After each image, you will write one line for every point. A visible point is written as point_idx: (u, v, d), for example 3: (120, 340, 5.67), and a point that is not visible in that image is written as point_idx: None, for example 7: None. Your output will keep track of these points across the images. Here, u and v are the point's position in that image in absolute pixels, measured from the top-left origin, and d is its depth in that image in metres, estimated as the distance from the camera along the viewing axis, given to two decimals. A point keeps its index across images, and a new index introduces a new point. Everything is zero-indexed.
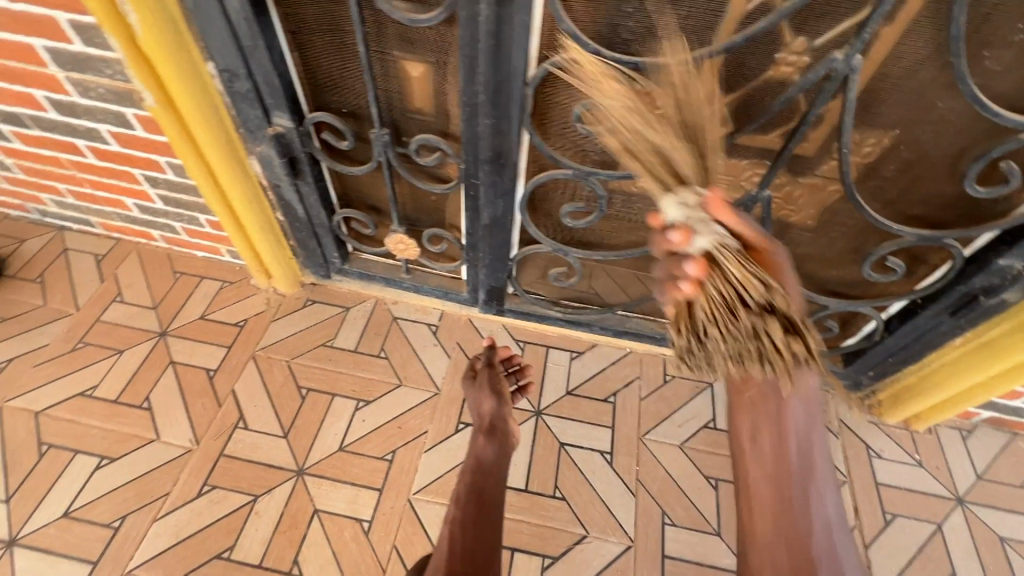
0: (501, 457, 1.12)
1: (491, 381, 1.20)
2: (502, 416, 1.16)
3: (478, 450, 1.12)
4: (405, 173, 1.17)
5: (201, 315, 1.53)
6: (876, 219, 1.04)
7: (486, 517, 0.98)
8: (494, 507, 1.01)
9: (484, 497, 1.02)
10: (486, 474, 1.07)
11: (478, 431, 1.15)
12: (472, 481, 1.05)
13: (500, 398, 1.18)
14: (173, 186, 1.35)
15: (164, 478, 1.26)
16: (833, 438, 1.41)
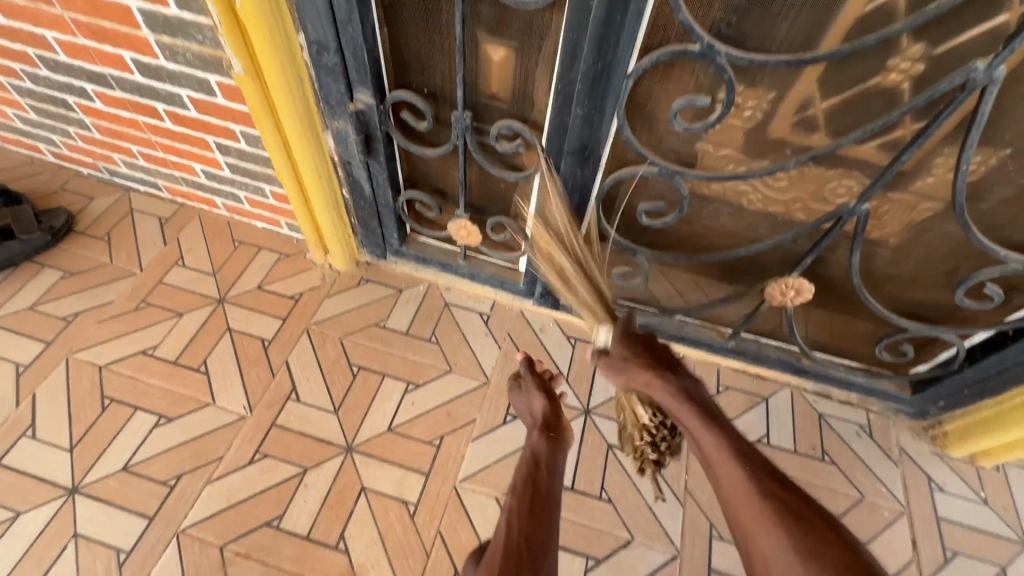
0: (559, 453, 1.03)
1: (537, 382, 1.12)
2: (555, 415, 1.07)
3: (532, 445, 1.03)
4: (479, 160, 1.15)
5: (258, 285, 1.55)
6: (983, 243, 1.00)
7: (545, 511, 0.91)
8: (550, 501, 0.93)
9: (541, 490, 0.95)
10: (541, 469, 0.98)
11: (531, 430, 1.06)
12: (526, 474, 0.98)
13: (551, 398, 1.09)
14: (244, 155, 1.36)
15: (218, 442, 1.28)
16: (892, 466, 1.36)
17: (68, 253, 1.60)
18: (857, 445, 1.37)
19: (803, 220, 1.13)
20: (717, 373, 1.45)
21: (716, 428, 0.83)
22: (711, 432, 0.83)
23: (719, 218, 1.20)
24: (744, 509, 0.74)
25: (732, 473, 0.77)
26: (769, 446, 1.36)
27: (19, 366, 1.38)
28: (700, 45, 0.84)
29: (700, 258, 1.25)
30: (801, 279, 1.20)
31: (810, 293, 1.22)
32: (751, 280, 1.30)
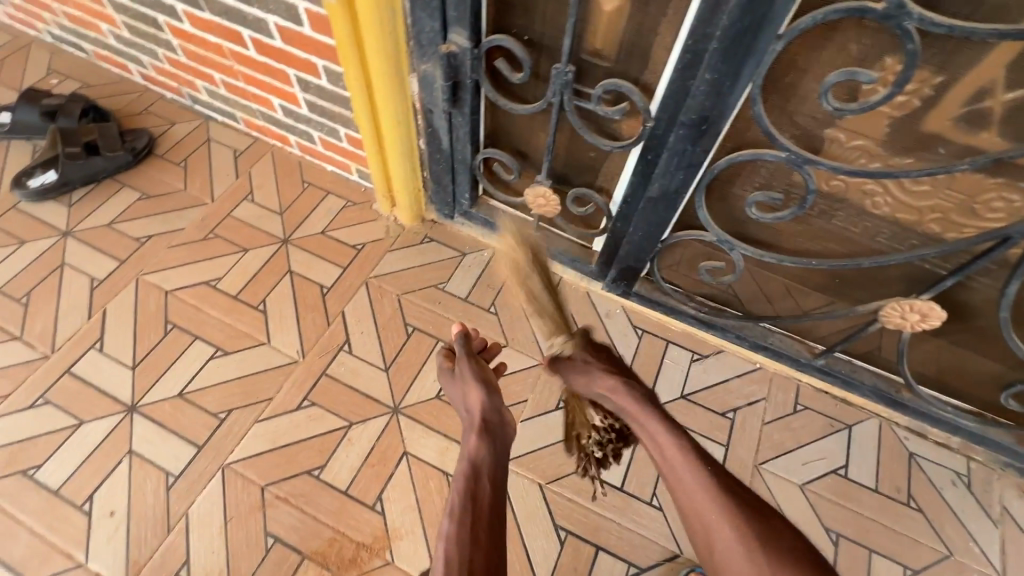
0: (502, 455, 0.88)
1: (474, 370, 0.97)
2: (496, 411, 0.91)
3: (470, 452, 0.85)
4: (575, 122, 1.04)
5: (323, 231, 1.52)
6: None
7: (494, 532, 0.76)
8: (494, 515, 0.78)
9: (484, 508, 0.77)
10: (483, 477, 0.81)
11: (468, 432, 0.89)
12: (466, 486, 0.79)
13: (490, 388, 0.94)
14: (324, 93, 1.31)
15: (269, 383, 1.28)
16: (992, 525, 1.19)
17: (146, 175, 1.61)
18: (951, 495, 1.21)
19: (941, 233, 0.97)
20: (797, 391, 1.31)
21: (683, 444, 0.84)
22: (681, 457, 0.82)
23: (839, 220, 1.04)
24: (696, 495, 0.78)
25: (726, 535, 0.74)
26: (847, 478, 1.22)
27: (93, 281, 1.42)
28: (884, 5, 0.68)
29: (808, 262, 1.10)
30: (932, 303, 1.02)
31: (940, 319, 1.03)
32: (860, 294, 1.14)
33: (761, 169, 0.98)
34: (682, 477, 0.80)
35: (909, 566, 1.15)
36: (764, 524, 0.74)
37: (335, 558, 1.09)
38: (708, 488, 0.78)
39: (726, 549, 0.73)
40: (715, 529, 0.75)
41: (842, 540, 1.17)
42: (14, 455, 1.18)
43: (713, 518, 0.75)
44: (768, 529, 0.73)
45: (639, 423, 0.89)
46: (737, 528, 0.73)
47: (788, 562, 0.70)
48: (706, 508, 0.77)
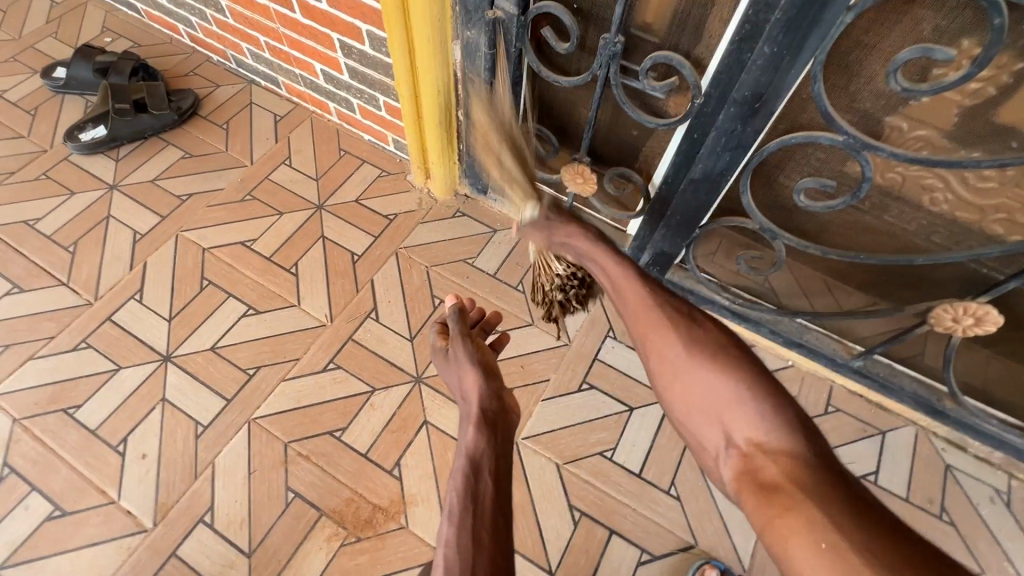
0: (503, 445, 0.88)
1: (470, 353, 1.00)
2: (495, 395, 0.94)
3: (468, 444, 0.86)
4: (620, 98, 1.00)
5: (356, 199, 1.53)
6: None
7: (500, 531, 0.75)
8: (494, 511, 0.77)
9: (486, 505, 0.76)
10: (484, 471, 0.81)
11: (467, 422, 0.91)
12: (465, 482, 0.79)
13: (487, 373, 0.97)
14: (366, 59, 1.30)
15: (297, 343, 1.30)
16: None
17: (189, 135, 1.65)
18: (987, 512, 1.15)
19: (1004, 234, 0.91)
20: (829, 391, 1.27)
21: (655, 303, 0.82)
22: (648, 308, 0.82)
23: (892, 215, 0.98)
24: (653, 326, 0.80)
25: (675, 350, 0.77)
26: (876, 485, 1.18)
27: (136, 234, 1.46)
28: None
29: (855, 256, 1.04)
30: (989, 306, 0.95)
31: (996, 325, 0.97)
32: (906, 294, 1.09)
33: (812, 154, 0.94)
34: (641, 305, 0.83)
35: None
36: (717, 346, 0.76)
37: (351, 518, 1.11)
38: (664, 318, 0.80)
39: (678, 366, 0.76)
40: (664, 345, 0.78)
41: None
42: (56, 394, 1.23)
43: (665, 343, 0.78)
44: (719, 351, 0.75)
45: (612, 279, 0.87)
46: (686, 345, 0.77)
47: (730, 376, 0.72)
48: (666, 343, 0.78)
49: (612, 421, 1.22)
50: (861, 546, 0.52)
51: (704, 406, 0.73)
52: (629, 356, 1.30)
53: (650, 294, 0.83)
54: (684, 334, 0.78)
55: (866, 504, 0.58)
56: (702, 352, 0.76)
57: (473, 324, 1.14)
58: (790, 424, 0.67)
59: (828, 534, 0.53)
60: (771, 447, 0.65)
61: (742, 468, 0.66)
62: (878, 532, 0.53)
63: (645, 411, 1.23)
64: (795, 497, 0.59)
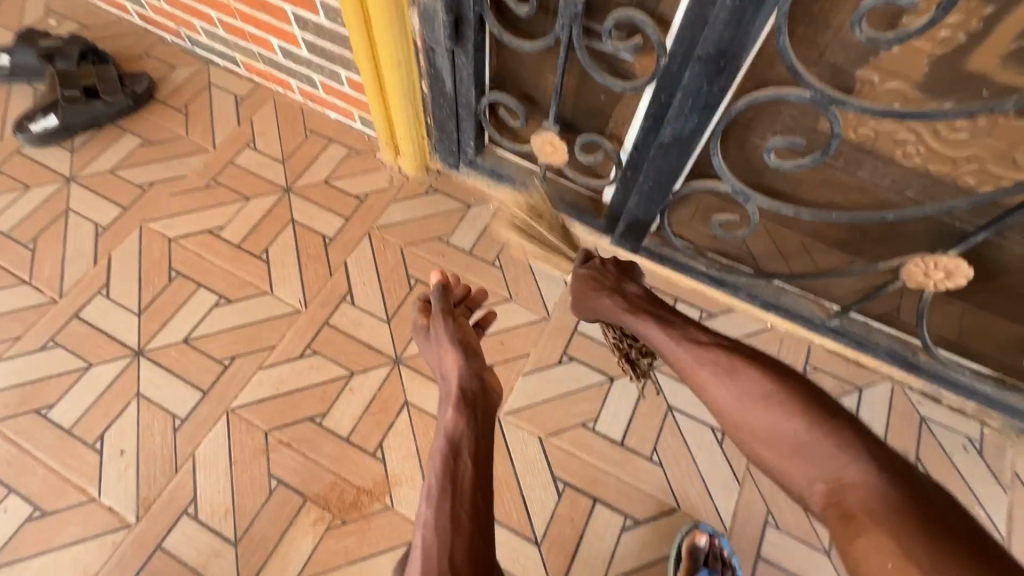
0: (483, 425, 0.88)
1: (450, 332, 1.01)
2: (475, 375, 0.95)
3: (448, 425, 0.86)
4: (584, 61, 0.98)
5: (325, 180, 1.49)
6: None
7: (480, 510, 0.75)
8: (474, 489, 0.78)
9: (465, 485, 0.77)
10: (463, 452, 0.82)
11: (447, 402, 0.91)
12: (445, 464, 0.80)
13: (466, 351, 0.98)
14: (323, 32, 1.25)
15: (272, 331, 1.28)
16: (1000, 492, 1.16)
17: (147, 121, 1.58)
18: (959, 460, 1.18)
19: (975, 186, 0.90)
20: (807, 351, 1.28)
21: (694, 351, 0.84)
22: (690, 356, 0.83)
23: (864, 171, 0.97)
24: (698, 373, 0.81)
25: (728, 397, 0.77)
26: None
27: (97, 227, 1.41)
28: None
29: (828, 215, 1.03)
30: (959, 259, 0.98)
31: (967, 278, 1.00)
32: (879, 251, 1.09)
33: (782, 112, 0.91)
34: (680, 356, 0.85)
35: None
36: (765, 383, 0.75)
37: (336, 502, 1.11)
38: (707, 367, 0.81)
39: (735, 411, 0.76)
40: (717, 391, 0.79)
41: None
42: (27, 395, 1.21)
43: (717, 393, 0.79)
44: (771, 390, 0.74)
45: (652, 337, 0.91)
46: (736, 389, 0.77)
47: (793, 410, 0.72)
48: (716, 388, 0.79)
49: (594, 392, 1.22)
50: (935, 571, 0.53)
51: (774, 450, 0.72)
52: None
53: (684, 341, 0.86)
54: (735, 377, 0.78)
55: (947, 527, 0.57)
56: (757, 390, 0.75)
57: (459, 303, 1.15)
58: (862, 455, 0.66)
59: (912, 567, 0.54)
60: (848, 481, 0.64)
61: (825, 506, 0.65)
62: (960, 559, 0.54)
63: (625, 381, 1.23)
64: (871, 528, 0.59)
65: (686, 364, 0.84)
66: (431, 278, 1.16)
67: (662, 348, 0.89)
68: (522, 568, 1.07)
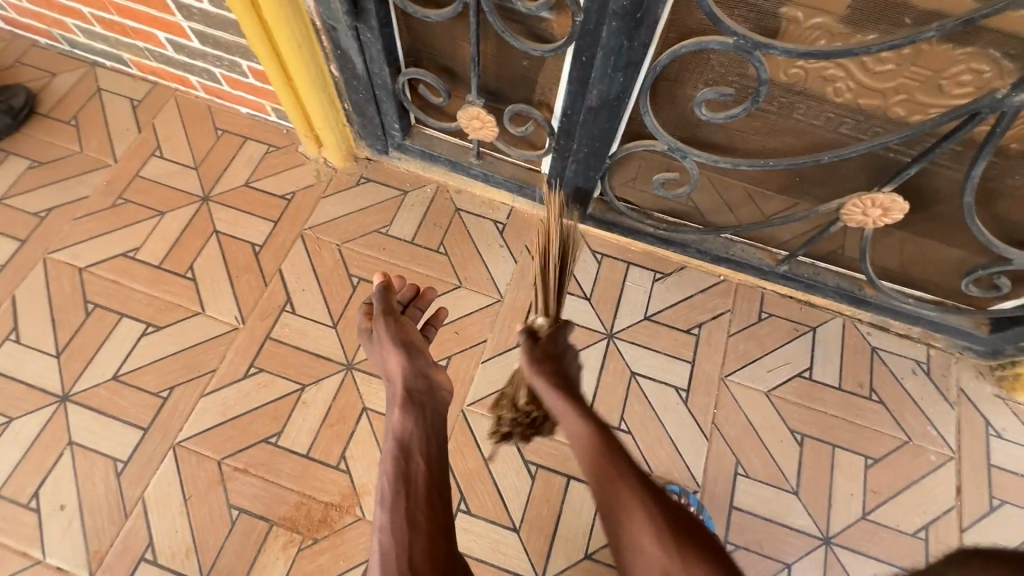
0: (433, 423, 0.88)
1: (392, 332, 0.94)
2: (420, 374, 0.91)
3: (396, 428, 0.85)
4: (497, 26, 0.91)
5: (245, 183, 1.38)
6: (988, 240, 0.97)
7: (435, 509, 0.79)
8: (429, 489, 0.80)
9: (419, 486, 0.80)
10: (414, 453, 0.83)
11: (393, 404, 0.89)
12: (396, 468, 0.81)
13: (410, 351, 0.92)
14: (211, 20, 1.12)
15: (210, 354, 1.20)
16: (947, 408, 1.21)
17: (32, 139, 1.42)
18: (909, 384, 1.23)
19: (905, 116, 0.88)
20: (760, 299, 1.29)
21: (624, 474, 0.76)
22: (620, 478, 0.75)
23: (797, 115, 0.95)
24: (624, 499, 0.74)
25: (646, 536, 0.70)
26: (811, 379, 1.22)
27: None
28: None
29: (765, 163, 1.00)
30: (894, 195, 0.95)
31: (903, 211, 0.97)
32: (819, 193, 1.08)
33: (712, 61, 0.87)
34: (598, 454, 0.78)
35: (870, 455, 1.17)
36: (689, 540, 0.70)
37: (304, 521, 1.07)
38: (622, 482, 0.75)
39: (647, 554, 0.69)
40: (635, 521, 0.72)
41: (807, 439, 1.17)
42: None
43: (623, 506, 0.74)
44: (688, 543, 0.70)
45: (580, 447, 0.80)
46: (644, 515, 0.72)
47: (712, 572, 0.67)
48: (635, 522, 0.72)
49: None
50: None
51: None
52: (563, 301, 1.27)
53: (615, 467, 0.77)
54: (646, 507, 0.73)
55: None
56: (680, 541, 0.70)
57: (404, 301, 1.07)
58: None
59: None
60: None
61: None
62: None
63: (587, 352, 1.22)
64: None
65: (612, 484, 0.75)
66: (373, 279, 1.07)
67: (578, 438, 0.81)
68: (504, 556, 1.06)
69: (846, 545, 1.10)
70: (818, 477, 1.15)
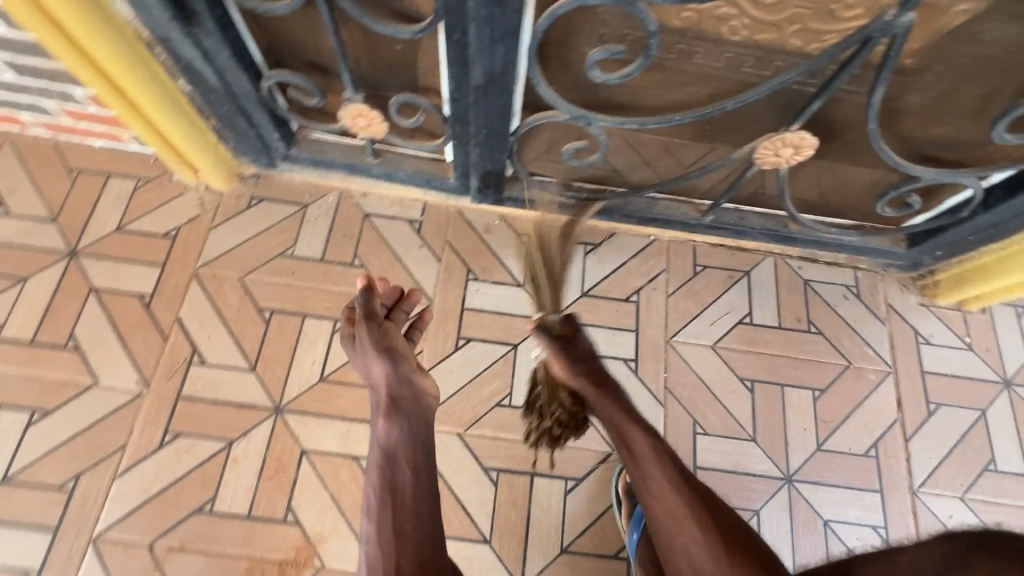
0: (421, 431, 0.86)
1: (375, 339, 0.88)
2: (405, 381, 0.87)
3: (381, 437, 0.85)
4: (353, 12, 0.80)
5: (117, 228, 1.21)
6: (897, 163, 0.96)
7: (423, 516, 0.80)
8: (417, 498, 0.81)
9: (406, 494, 0.81)
10: (400, 464, 0.83)
11: (378, 412, 0.86)
12: (383, 477, 0.82)
13: (394, 359, 0.87)
14: (17, 46, 0.93)
15: (115, 429, 1.06)
16: (879, 325, 1.25)
17: None
18: (843, 309, 1.25)
19: (803, 47, 0.84)
20: (693, 253, 1.26)
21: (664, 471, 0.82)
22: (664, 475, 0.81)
23: (697, 62, 0.88)
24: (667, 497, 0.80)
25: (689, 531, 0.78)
26: (752, 325, 1.23)
27: None
28: None
29: (672, 118, 0.95)
30: (803, 132, 0.93)
31: (813, 148, 0.95)
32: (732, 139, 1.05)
33: (603, 18, 0.79)
34: (636, 446, 0.84)
35: (816, 387, 1.19)
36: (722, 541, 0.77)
37: None
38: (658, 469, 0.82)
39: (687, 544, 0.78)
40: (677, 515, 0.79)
41: (757, 384, 1.18)
42: None
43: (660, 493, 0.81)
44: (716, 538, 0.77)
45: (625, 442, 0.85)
46: (679, 503, 0.80)
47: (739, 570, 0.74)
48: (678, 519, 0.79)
49: (500, 367, 1.15)
50: None
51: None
52: (496, 294, 1.20)
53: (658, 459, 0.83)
54: (679, 496, 0.80)
55: None
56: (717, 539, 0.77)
57: (388, 304, 0.98)
58: None
59: None
60: None
61: None
62: None
63: (529, 343, 1.17)
64: None
65: (650, 474, 0.82)
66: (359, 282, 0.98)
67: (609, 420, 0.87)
68: (479, 571, 1.03)
69: (807, 480, 1.13)
70: (772, 418, 1.16)
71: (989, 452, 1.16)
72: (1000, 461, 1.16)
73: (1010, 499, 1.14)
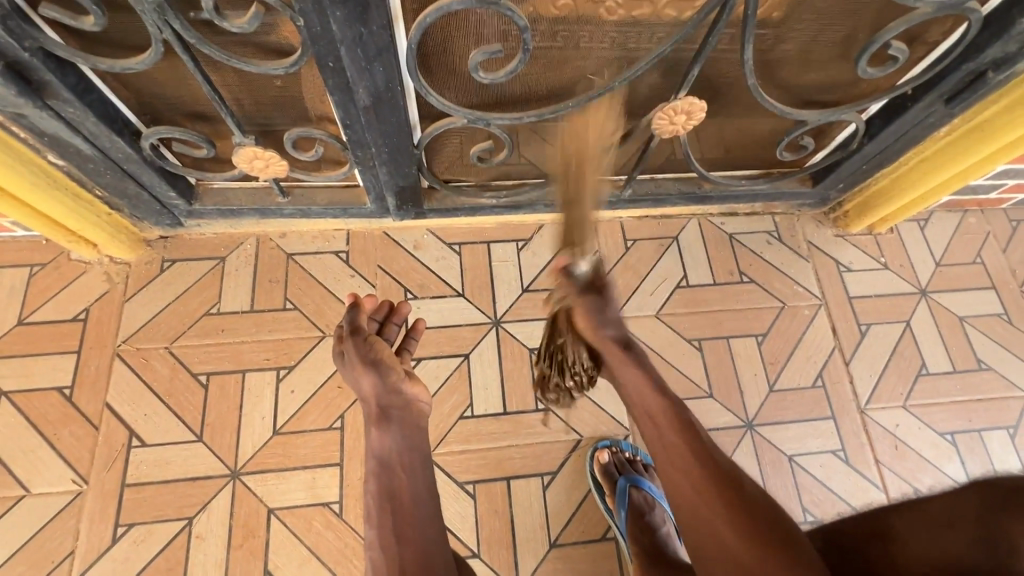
0: (414, 434, 0.83)
1: (361, 353, 0.83)
2: (394, 389, 0.83)
3: (376, 445, 0.81)
4: (216, 55, 0.77)
5: (18, 321, 1.11)
6: (784, 111, 1.02)
7: (423, 518, 0.79)
8: (417, 501, 0.80)
9: (405, 499, 0.79)
10: (396, 471, 0.80)
11: (369, 422, 0.83)
12: (380, 484, 0.80)
13: (382, 369, 0.83)
14: None
15: (59, 536, 0.99)
16: (804, 262, 1.32)
17: None
18: (768, 255, 1.31)
19: (678, 17, 0.86)
20: (622, 229, 1.29)
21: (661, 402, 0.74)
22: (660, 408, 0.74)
23: (584, 46, 0.89)
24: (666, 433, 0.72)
25: (681, 454, 0.70)
26: (690, 287, 1.27)
27: None
28: None
29: (565, 106, 0.95)
30: (690, 98, 0.97)
31: (703, 111, 1.00)
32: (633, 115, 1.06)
33: (488, 19, 0.79)
34: (645, 393, 0.75)
35: (758, 332, 1.25)
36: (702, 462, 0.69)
37: None
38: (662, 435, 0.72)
39: (678, 472, 0.69)
40: (675, 449, 0.71)
41: (705, 342, 1.23)
42: None
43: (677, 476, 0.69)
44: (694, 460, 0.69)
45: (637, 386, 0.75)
46: (675, 445, 0.71)
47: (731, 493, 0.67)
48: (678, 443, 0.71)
49: (457, 380, 1.14)
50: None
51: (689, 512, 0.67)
52: (438, 308, 1.19)
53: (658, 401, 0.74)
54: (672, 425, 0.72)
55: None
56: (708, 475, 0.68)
57: (378, 319, 0.94)
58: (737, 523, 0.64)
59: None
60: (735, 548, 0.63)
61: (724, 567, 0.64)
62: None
63: (480, 350, 1.16)
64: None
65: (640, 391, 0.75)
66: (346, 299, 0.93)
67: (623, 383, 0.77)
68: None
69: (765, 422, 1.18)
70: (724, 371, 1.21)
71: (919, 359, 1.25)
72: (930, 364, 1.25)
73: (944, 397, 1.23)
